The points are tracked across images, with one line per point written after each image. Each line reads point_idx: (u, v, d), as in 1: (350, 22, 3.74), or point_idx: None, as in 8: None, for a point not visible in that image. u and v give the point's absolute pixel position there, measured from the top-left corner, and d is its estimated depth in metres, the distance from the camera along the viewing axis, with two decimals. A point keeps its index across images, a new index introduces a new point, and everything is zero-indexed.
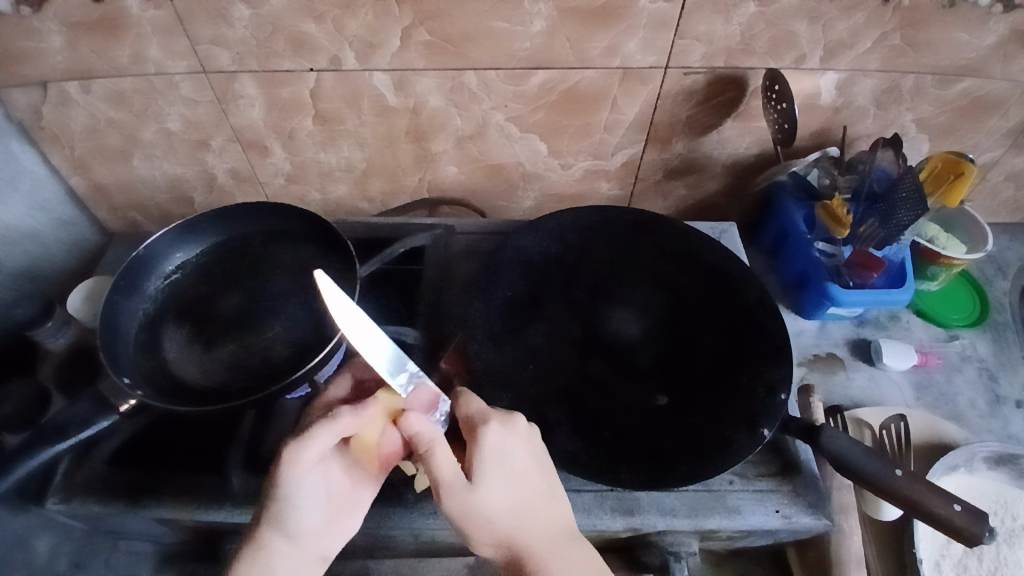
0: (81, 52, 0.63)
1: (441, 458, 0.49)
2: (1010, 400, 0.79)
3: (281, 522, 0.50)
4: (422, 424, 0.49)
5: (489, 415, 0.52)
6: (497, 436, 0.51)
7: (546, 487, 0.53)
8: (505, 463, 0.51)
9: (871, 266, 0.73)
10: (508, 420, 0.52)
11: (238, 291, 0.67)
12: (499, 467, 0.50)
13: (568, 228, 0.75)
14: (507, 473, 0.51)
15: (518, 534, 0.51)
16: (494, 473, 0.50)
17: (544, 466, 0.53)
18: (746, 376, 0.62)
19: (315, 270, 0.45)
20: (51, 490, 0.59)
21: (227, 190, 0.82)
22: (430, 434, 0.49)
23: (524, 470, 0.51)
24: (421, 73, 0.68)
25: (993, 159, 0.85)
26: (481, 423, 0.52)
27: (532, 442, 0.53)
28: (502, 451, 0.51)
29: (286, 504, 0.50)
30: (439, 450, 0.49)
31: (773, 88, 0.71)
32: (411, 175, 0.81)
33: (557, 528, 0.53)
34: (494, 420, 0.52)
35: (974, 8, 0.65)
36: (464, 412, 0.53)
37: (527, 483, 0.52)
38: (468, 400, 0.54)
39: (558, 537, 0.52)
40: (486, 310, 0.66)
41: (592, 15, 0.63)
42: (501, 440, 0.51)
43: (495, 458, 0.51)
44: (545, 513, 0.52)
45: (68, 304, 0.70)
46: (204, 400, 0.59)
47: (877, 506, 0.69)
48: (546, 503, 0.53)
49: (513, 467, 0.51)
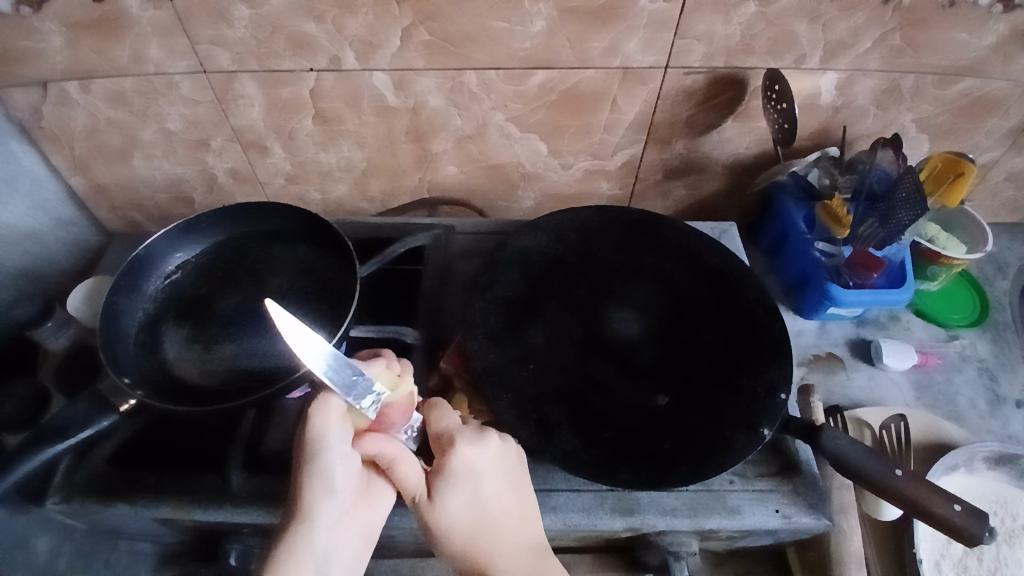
0: (82, 52, 0.64)
1: (406, 472, 0.51)
2: (1010, 400, 0.79)
3: (322, 487, 0.50)
4: (381, 443, 0.51)
5: (459, 434, 0.53)
6: (466, 456, 0.52)
7: (515, 501, 0.54)
8: (471, 482, 0.52)
9: (871, 266, 0.73)
10: (479, 439, 0.53)
11: (237, 291, 0.67)
12: (465, 484, 0.52)
13: (569, 228, 0.75)
14: (473, 490, 0.53)
15: (476, 549, 0.52)
16: (460, 491, 0.52)
17: (516, 482, 0.54)
18: (747, 376, 0.62)
19: (265, 300, 0.41)
20: (51, 490, 0.59)
21: (227, 190, 0.82)
22: (393, 451, 0.51)
23: (491, 490, 0.53)
24: (422, 73, 0.68)
25: (992, 160, 0.85)
26: (451, 442, 0.53)
27: (504, 460, 0.54)
28: (470, 469, 0.52)
29: (325, 468, 0.50)
30: (403, 465, 0.51)
31: (773, 88, 0.71)
32: (411, 175, 0.81)
33: (525, 541, 0.54)
34: (463, 439, 0.53)
35: (974, 8, 0.65)
36: (438, 427, 0.54)
37: (495, 503, 0.53)
38: (442, 414, 0.54)
39: (523, 550, 0.53)
40: (486, 309, 0.66)
41: (591, 15, 0.63)
42: (468, 460, 0.52)
43: (462, 479, 0.52)
44: (511, 526, 0.54)
45: (68, 304, 0.70)
46: (205, 400, 0.59)
47: (877, 506, 0.69)
48: (512, 519, 0.54)
49: (480, 485, 0.52)
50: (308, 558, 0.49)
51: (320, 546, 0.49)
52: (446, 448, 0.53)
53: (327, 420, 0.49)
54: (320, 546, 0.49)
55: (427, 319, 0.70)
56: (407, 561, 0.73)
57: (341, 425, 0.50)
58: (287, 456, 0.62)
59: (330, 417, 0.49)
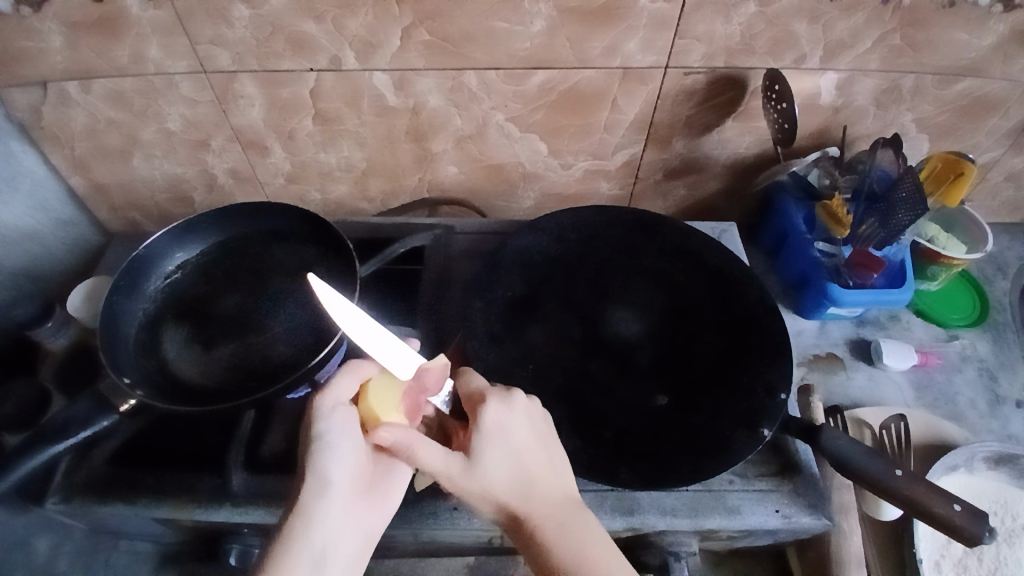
0: (82, 52, 0.64)
1: (425, 454, 0.50)
2: (1011, 400, 0.79)
3: (319, 481, 0.50)
4: (395, 433, 0.50)
5: (488, 393, 0.53)
6: (497, 412, 0.52)
7: (548, 458, 0.53)
8: (505, 438, 0.52)
9: (870, 265, 0.73)
10: (507, 396, 0.53)
11: (237, 291, 0.67)
12: (499, 441, 0.51)
13: (568, 228, 0.75)
14: (507, 448, 0.52)
15: (520, 504, 0.51)
16: (497, 446, 0.51)
17: (546, 440, 0.53)
18: (747, 376, 0.62)
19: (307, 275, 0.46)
20: (51, 490, 0.59)
21: (227, 190, 0.82)
22: (406, 438, 0.50)
23: (524, 444, 0.52)
24: (421, 74, 0.68)
25: (992, 159, 0.85)
26: (481, 399, 0.53)
27: (532, 417, 0.53)
28: (502, 425, 0.52)
29: (322, 461, 0.50)
30: (421, 448, 0.50)
31: (773, 88, 0.71)
32: (411, 175, 0.81)
33: (564, 498, 0.52)
34: (493, 396, 0.53)
35: (974, 8, 0.65)
36: (466, 390, 0.54)
37: (530, 457, 0.52)
38: (469, 379, 0.55)
39: (564, 506, 0.52)
40: (486, 310, 0.66)
41: (591, 16, 0.63)
42: (500, 415, 0.52)
43: (494, 436, 0.52)
44: (548, 483, 0.52)
45: (68, 303, 0.70)
46: (205, 400, 0.59)
47: (877, 506, 0.69)
48: (547, 477, 0.53)
49: (513, 441, 0.52)
50: (305, 553, 0.48)
51: (316, 540, 0.48)
52: (476, 406, 0.52)
53: (327, 411, 0.51)
54: (317, 542, 0.48)
55: (427, 319, 0.70)
56: (408, 561, 0.73)
57: (342, 417, 0.51)
58: (287, 456, 0.62)
59: (329, 408, 0.51)
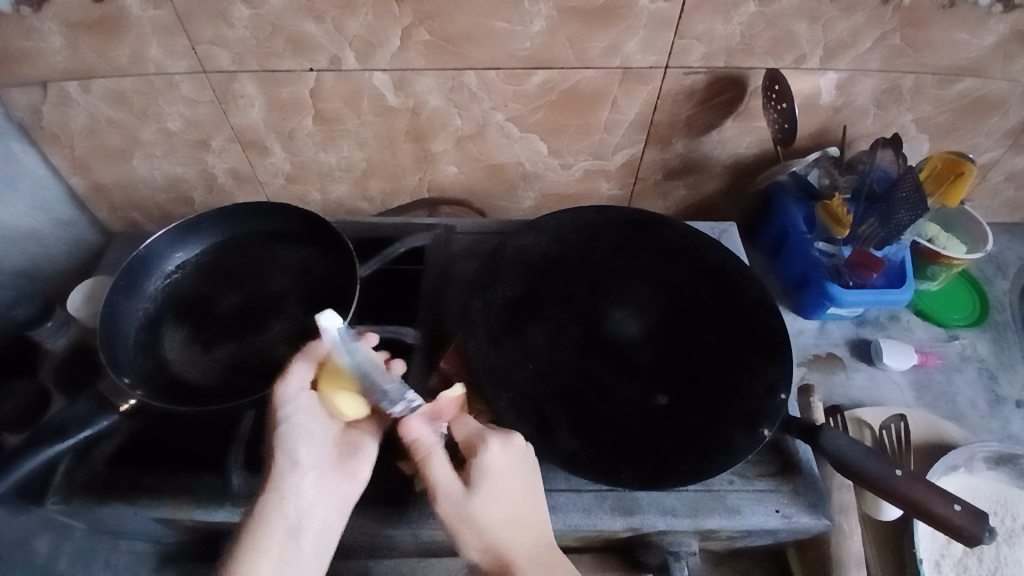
0: (82, 53, 0.64)
1: (438, 468, 0.51)
2: (1011, 400, 0.79)
3: (288, 457, 0.52)
4: (421, 432, 0.52)
5: (489, 433, 0.53)
6: (497, 456, 0.52)
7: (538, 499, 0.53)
8: (502, 483, 0.51)
9: (870, 266, 0.73)
10: (507, 439, 0.52)
11: (238, 291, 0.67)
12: (496, 485, 0.51)
13: (568, 228, 0.75)
14: (503, 491, 0.51)
15: (507, 546, 0.51)
16: (491, 489, 0.51)
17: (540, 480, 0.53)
18: (747, 376, 0.62)
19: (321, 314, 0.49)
20: (51, 489, 0.59)
21: (227, 190, 0.82)
22: (429, 443, 0.52)
23: (519, 490, 0.52)
24: (421, 73, 0.68)
25: (992, 160, 0.85)
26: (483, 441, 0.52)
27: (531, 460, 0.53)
28: (501, 470, 0.51)
29: (289, 440, 0.52)
30: (436, 460, 0.51)
31: (773, 88, 0.71)
32: (411, 175, 0.81)
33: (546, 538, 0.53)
34: (494, 439, 0.52)
35: (974, 8, 0.65)
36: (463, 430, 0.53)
37: (523, 501, 0.52)
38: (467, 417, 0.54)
39: (544, 547, 0.52)
40: (486, 310, 0.66)
41: (591, 16, 0.63)
42: (500, 459, 0.52)
43: (492, 480, 0.51)
44: (534, 523, 0.53)
45: (68, 304, 0.70)
46: (205, 400, 0.59)
47: (877, 506, 0.69)
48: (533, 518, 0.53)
49: (509, 487, 0.51)
50: (280, 524, 0.50)
51: (290, 514, 0.51)
52: (478, 446, 0.52)
53: (288, 394, 0.53)
54: (291, 514, 0.51)
55: (427, 319, 0.70)
56: (408, 561, 0.73)
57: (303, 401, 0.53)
58: None
59: (290, 393, 0.53)
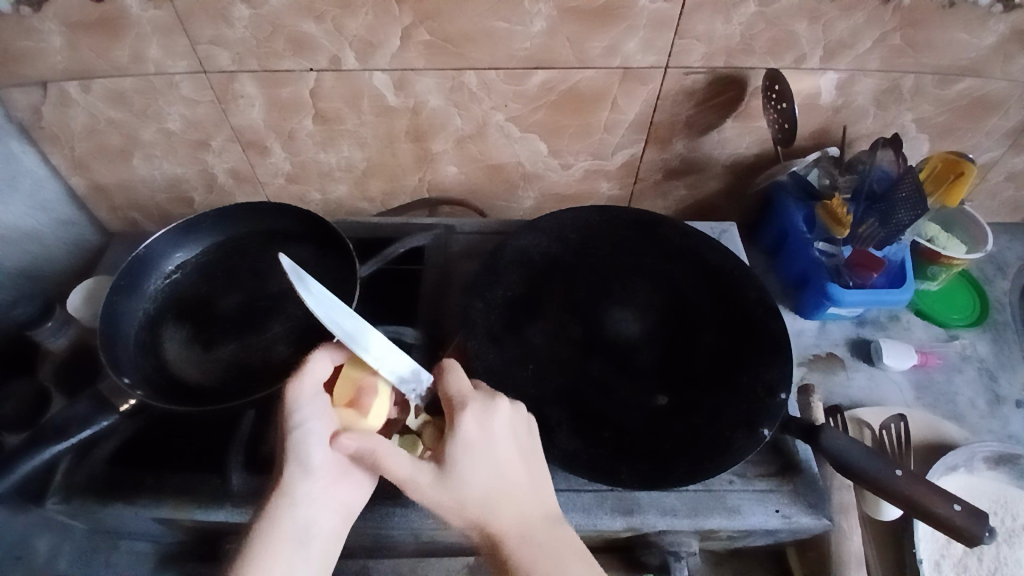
0: (82, 53, 0.64)
1: (467, 423, 0.51)
2: (1010, 400, 0.79)
3: (300, 462, 0.51)
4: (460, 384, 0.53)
5: (468, 399, 0.52)
6: (474, 423, 0.51)
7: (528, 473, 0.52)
8: (484, 452, 0.51)
9: (870, 265, 0.73)
10: (488, 405, 0.52)
11: (237, 291, 0.67)
12: (479, 452, 0.50)
13: (569, 228, 0.75)
14: (485, 460, 0.50)
15: (495, 518, 0.49)
16: (470, 459, 0.50)
17: (527, 453, 0.53)
18: (747, 376, 0.62)
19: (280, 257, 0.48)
20: (51, 490, 0.59)
21: (227, 190, 0.82)
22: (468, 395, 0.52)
23: (505, 459, 0.51)
24: (421, 73, 0.68)
25: (992, 159, 0.85)
26: (461, 406, 0.52)
27: (515, 429, 0.53)
28: (481, 437, 0.51)
29: (303, 445, 0.51)
30: (468, 413, 0.51)
31: (773, 88, 0.71)
32: (411, 175, 0.81)
33: (539, 512, 0.51)
34: (472, 406, 0.52)
35: (974, 8, 0.65)
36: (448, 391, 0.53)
37: (508, 470, 0.51)
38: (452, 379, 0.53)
39: (536, 522, 0.50)
40: (486, 310, 0.66)
41: (591, 16, 0.63)
42: (478, 424, 0.51)
43: (472, 446, 0.51)
44: (523, 498, 0.51)
45: (68, 304, 0.69)
46: (205, 400, 0.59)
47: (877, 506, 0.69)
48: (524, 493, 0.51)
49: (492, 454, 0.51)
50: (288, 531, 0.50)
51: (299, 520, 0.50)
52: (456, 412, 0.51)
53: (302, 396, 0.52)
54: (300, 521, 0.50)
55: (427, 319, 0.70)
56: (408, 561, 0.73)
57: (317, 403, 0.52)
58: None
59: (307, 393, 0.52)
